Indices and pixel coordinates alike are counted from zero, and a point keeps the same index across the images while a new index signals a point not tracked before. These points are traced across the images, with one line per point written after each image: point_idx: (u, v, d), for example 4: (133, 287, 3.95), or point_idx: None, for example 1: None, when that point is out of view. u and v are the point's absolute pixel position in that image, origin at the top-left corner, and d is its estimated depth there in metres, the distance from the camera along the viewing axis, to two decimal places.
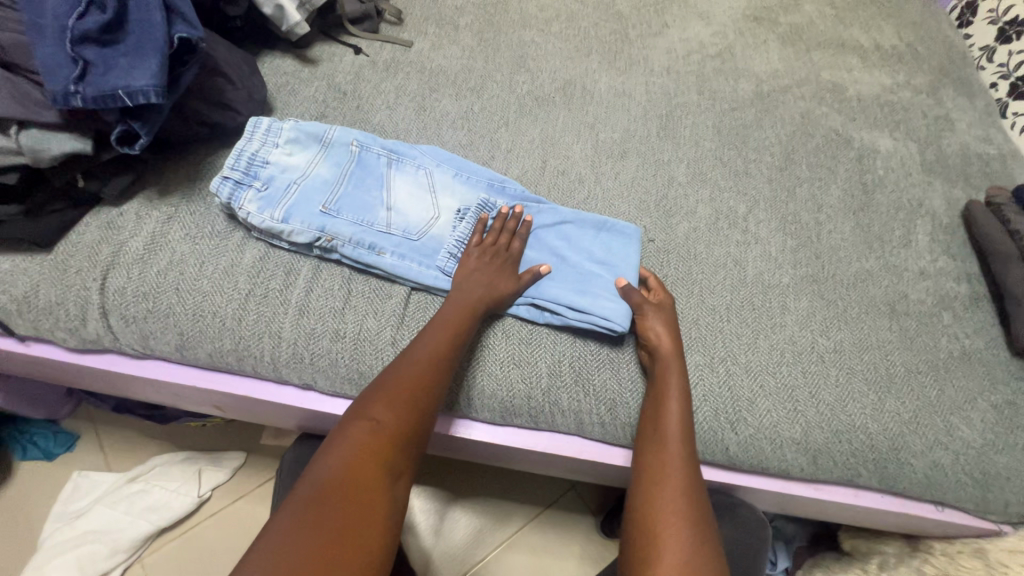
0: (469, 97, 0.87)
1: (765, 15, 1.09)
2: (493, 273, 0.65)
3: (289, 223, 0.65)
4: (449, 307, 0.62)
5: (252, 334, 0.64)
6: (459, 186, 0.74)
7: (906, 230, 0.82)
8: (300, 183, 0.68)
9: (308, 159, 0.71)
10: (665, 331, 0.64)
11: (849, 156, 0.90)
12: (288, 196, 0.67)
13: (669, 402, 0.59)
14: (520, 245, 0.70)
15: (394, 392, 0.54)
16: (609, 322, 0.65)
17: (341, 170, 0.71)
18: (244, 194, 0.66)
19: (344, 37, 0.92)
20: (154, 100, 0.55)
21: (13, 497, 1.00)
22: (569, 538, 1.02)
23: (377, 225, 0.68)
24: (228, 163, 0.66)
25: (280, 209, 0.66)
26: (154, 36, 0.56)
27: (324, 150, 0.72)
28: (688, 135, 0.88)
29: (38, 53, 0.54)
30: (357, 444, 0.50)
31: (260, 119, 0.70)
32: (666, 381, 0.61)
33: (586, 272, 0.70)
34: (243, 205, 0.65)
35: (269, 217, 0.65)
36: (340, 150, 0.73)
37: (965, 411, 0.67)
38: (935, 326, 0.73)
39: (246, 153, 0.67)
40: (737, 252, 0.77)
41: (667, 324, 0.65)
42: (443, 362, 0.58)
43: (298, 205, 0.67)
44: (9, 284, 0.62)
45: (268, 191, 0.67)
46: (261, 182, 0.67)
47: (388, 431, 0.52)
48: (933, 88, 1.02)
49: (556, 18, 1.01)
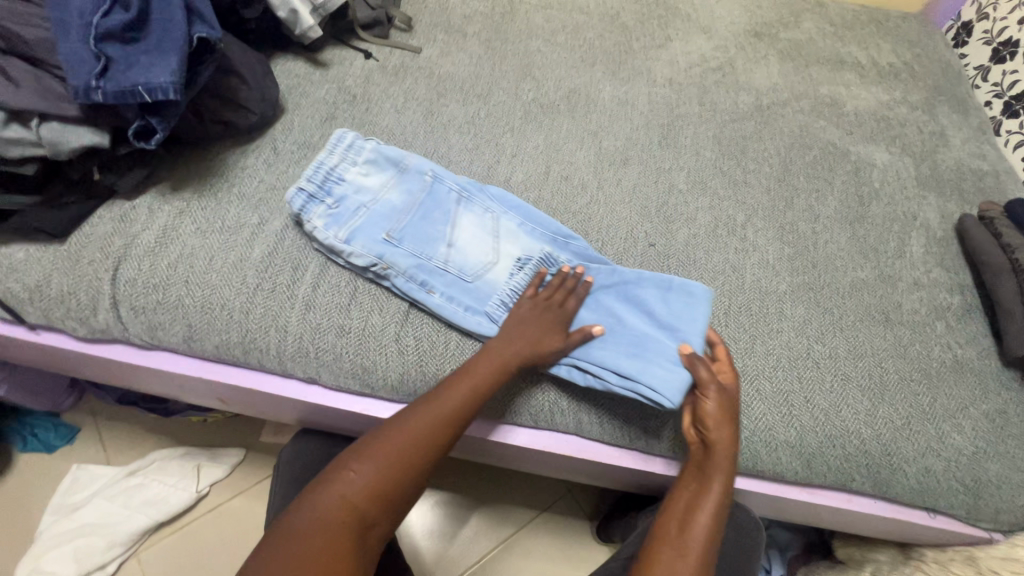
0: (476, 103, 0.89)
1: (766, 30, 1.12)
2: (536, 329, 0.62)
3: (350, 244, 0.66)
4: (475, 358, 0.60)
5: (259, 327, 0.65)
6: (524, 236, 0.72)
7: (901, 241, 0.84)
8: (370, 206, 0.70)
9: (382, 182, 0.72)
10: (726, 413, 0.59)
11: (845, 168, 0.92)
12: (355, 218, 0.68)
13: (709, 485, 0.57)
14: (574, 305, 0.66)
15: (397, 445, 0.54)
16: (657, 395, 0.59)
17: (411, 199, 0.71)
18: (315, 208, 0.68)
19: (355, 42, 0.94)
20: (172, 97, 0.57)
21: (12, 488, 1.00)
22: (564, 542, 1.03)
23: (434, 261, 0.68)
24: (305, 174, 0.69)
25: (345, 230, 0.67)
26: (174, 35, 0.58)
27: (398, 175, 0.73)
28: (689, 144, 0.90)
29: (62, 49, 0.56)
30: (343, 493, 0.51)
31: (345, 134, 0.72)
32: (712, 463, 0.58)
33: (646, 335, 0.64)
34: (311, 219, 0.67)
35: (332, 236, 0.67)
36: (414, 178, 0.73)
37: (956, 418, 0.68)
38: (928, 335, 0.75)
39: (324, 167, 0.70)
40: (735, 259, 0.78)
41: (729, 405, 0.59)
42: (455, 420, 0.57)
43: (363, 228, 0.68)
44: (22, 273, 0.64)
45: (338, 209, 0.69)
46: (333, 199, 0.69)
47: (379, 484, 0.52)
48: (928, 105, 1.04)
49: (561, 29, 1.04)
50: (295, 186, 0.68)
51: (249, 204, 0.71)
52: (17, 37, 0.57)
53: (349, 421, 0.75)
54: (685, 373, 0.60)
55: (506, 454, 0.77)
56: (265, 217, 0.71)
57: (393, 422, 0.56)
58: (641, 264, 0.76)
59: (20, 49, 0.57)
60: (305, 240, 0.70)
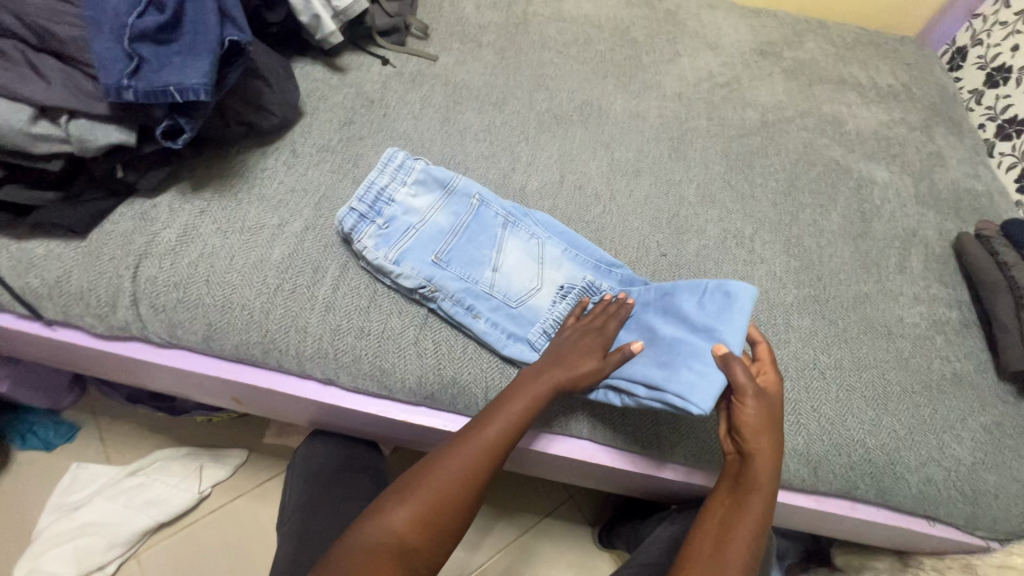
0: (491, 112, 0.91)
1: (770, 49, 1.15)
2: (572, 353, 0.63)
3: (400, 266, 0.67)
4: (514, 389, 0.61)
5: (279, 328, 0.65)
6: (568, 263, 0.74)
7: (902, 257, 0.86)
8: (418, 228, 0.71)
9: (429, 203, 0.73)
10: (765, 420, 0.58)
11: (848, 185, 0.94)
12: (405, 239, 0.70)
13: (748, 496, 0.57)
14: (615, 325, 0.66)
15: (437, 477, 0.55)
16: (685, 402, 0.58)
17: (458, 222, 0.72)
18: (366, 228, 0.69)
19: (372, 49, 0.95)
20: (203, 98, 0.58)
21: (8, 486, 0.99)
22: (566, 547, 1.04)
23: (481, 285, 0.69)
24: (357, 195, 0.70)
25: (395, 250, 0.68)
26: (208, 37, 0.59)
27: (446, 197, 0.74)
28: (698, 158, 0.92)
29: (94, 47, 0.56)
30: (386, 525, 0.52)
31: (395, 154, 0.73)
32: (750, 470, 0.58)
33: (681, 341, 0.63)
34: (362, 238, 0.68)
35: (382, 256, 0.67)
36: (462, 201, 0.75)
37: (956, 429, 0.71)
38: (929, 348, 0.77)
39: (375, 188, 0.71)
40: (743, 270, 0.80)
41: (769, 411, 0.59)
42: (496, 449, 0.57)
43: (412, 250, 0.69)
44: (41, 268, 0.63)
45: (388, 229, 0.70)
46: (383, 220, 0.70)
47: (421, 517, 0.53)
48: (926, 126, 1.08)
49: (573, 41, 1.06)
50: (347, 206, 0.70)
51: (269, 205, 0.72)
52: (50, 34, 0.57)
53: (362, 423, 0.75)
54: (719, 376, 0.59)
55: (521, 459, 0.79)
56: (285, 218, 0.71)
57: (434, 455, 0.57)
58: (653, 273, 0.78)
59: (53, 46, 0.58)
60: (325, 242, 0.70)
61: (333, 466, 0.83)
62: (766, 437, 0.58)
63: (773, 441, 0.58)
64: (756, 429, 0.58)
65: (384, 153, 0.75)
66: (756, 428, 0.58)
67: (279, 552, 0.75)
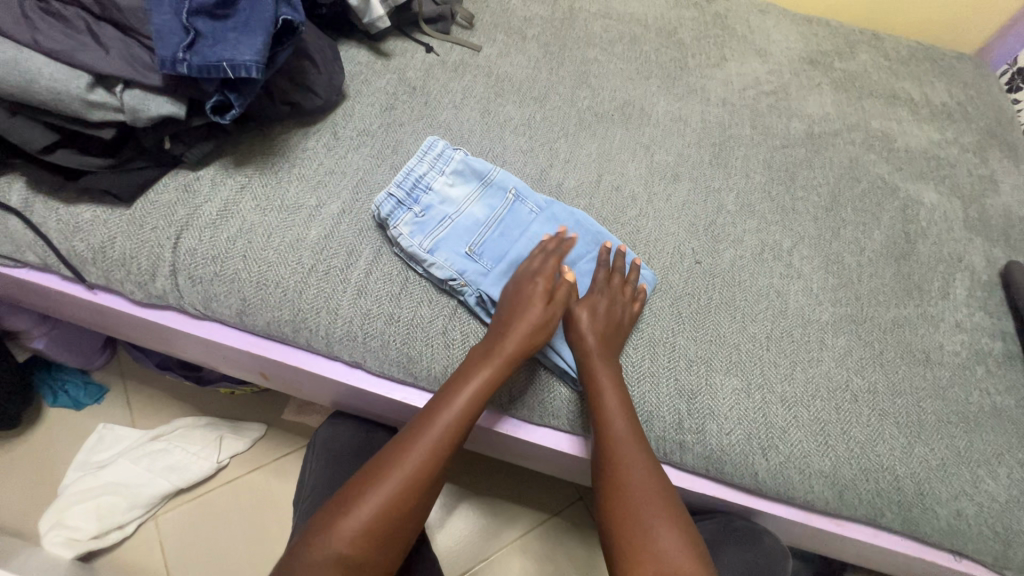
0: (532, 106, 0.90)
1: (820, 58, 1.11)
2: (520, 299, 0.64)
3: (433, 255, 0.68)
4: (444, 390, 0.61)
5: (311, 308, 0.66)
6: None
7: (946, 282, 0.83)
8: (454, 218, 0.71)
9: (466, 193, 0.74)
10: (587, 326, 0.65)
11: (894, 204, 0.91)
12: (440, 228, 0.70)
13: (611, 420, 0.60)
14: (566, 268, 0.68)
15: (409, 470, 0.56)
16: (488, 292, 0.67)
17: (493, 215, 0.72)
18: (403, 215, 0.69)
19: (417, 36, 0.95)
20: (254, 76, 0.58)
21: (37, 440, 1.02)
22: (571, 547, 1.01)
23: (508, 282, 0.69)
24: (395, 181, 0.71)
25: (430, 239, 0.69)
26: (263, 15, 0.59)
27: (482, 188, 0.74)
28: (740, 166, 0.90)
29: (154, 19, 0.58)
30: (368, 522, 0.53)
31: (435, 143, 0.74)
32: (600, 396, 0.61)
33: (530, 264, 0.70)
34: (399, 224, 0.68)
35: (417, 244, 0.68)
36: (499, 194, 0.74)
37: (992, 465, 0.68)
38: (968, 379, 0.74)
39: (414, 175, 0.72)
40: (779, 284, 0.79)
41: (603, 318, 0.66)
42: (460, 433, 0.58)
43: (446, 240, 0.69)
44: (88, 233, 0.65)
45: (424, 217, 0.70)
46: (420, 207, 0.71)
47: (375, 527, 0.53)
48: (979, 148, 1.03)
49: (619, 39, 1.04)
50: (385, 192, 0.70)
51: (308, 186, 0.73)
52: (113, 5, 0.59)
53: (383, 408, 0.76)
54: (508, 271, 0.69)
55: (505, 447, 0.78)
56: (323, 199, 0.72)
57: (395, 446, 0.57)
58: (687, 280, 0.76)
59: (114, 16, 0.59)
60: (361, 226, 0.71)
61: (352, 448, 0.84)
62: (589, 350, 0.64)
63: (603, 347, 0.64)
64: (584, 339, 0.64)
65: (422, 143, 0.75)
66: (584, 339, 0.64)
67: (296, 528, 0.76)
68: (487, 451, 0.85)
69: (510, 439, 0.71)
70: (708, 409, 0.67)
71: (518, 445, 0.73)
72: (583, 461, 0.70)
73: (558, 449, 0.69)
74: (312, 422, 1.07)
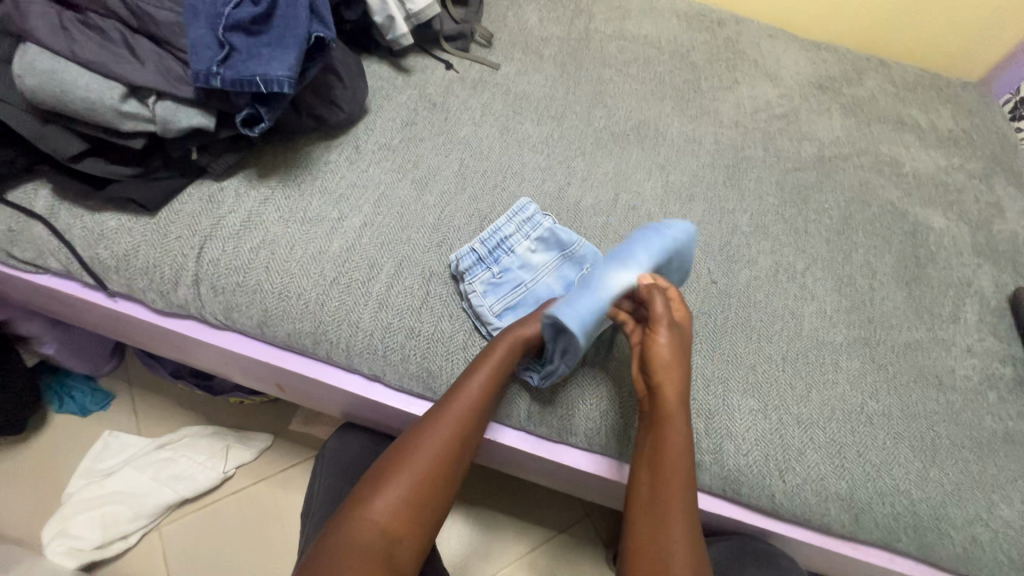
0: (550, 124, 0.91)
1: (829, 84, 1.14)
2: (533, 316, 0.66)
3: (501, 319, 0.67)
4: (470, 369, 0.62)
5: (332, 320, 0.66)
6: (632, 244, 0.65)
7: (956, 307, 0.84)
8: (529, 285, 0.71)
9: (546, 261, 0.72)
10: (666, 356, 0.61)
11: (904, 228, 0.92)
12: (513, 293, 0.69)
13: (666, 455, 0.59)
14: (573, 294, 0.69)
15: (423, 456, 0.58)
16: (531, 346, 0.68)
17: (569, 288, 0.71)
18: (481, 272, 0.69)
19: (437, 52, 0.97)
20: (286, 90, 0.59)
21: (40, 445, 1.01)
22: (579, 566, 1.00)
23: None
24: (481, 237, 0.71)
25: (501, 303, 0.68)
26: (296, 31, 0.60)
27: (563, 258, 0.73)
28: (753, 188, 0.92)
29: (190, 33, 0.58)
30: (383, 513, 0.56)
31: (527, 206, 0.74)
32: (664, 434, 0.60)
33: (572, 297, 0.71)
34: (475, 281, 0.68)
35: (487, 305, 0.67)
36: (577, 266, 0.72)
37: (1006, 491, 0.68)
38: (980, 404, 0.75)
39: (500, 234, 0.72)
40: (794, 305, 0.79)
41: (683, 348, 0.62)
42: (464, 434, 0.60)
43: (517, 307, 0.69)
44: (112, 241, 0.66)
45: (500, 279, 0.70)
46: (498, 268, 0.70)
47: (403, 506, 0.56)
48: (985, 174, 1.05)
49: (634, 60, 1.06)
50: (469, 246, 0.70)
51: (330, 198, 0.73)
52: (149, 18, 0.60)
53: (399, 422, 0.75)
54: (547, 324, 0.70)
55: (522, 464, 0.78)
56: (345, 212, 0.72)
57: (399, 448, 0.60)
58: (703, 300, 0.77)
59: (150, 29, 0.60)
60: (382, 239, 0.71)
61: (362, 461, 0.84)
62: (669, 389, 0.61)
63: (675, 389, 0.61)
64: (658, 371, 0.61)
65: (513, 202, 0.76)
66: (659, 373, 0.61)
67: (304, 543, 0.75)
68: (497, 466, 0.85)
69: (527, 456, 0.72)
70: (726, 429, 0.68)
71: (535, 462, 0.73)
72: (598, 478, 0.70)
73: (577, 466, 0.69)
74: (320, 433, 1.07)
